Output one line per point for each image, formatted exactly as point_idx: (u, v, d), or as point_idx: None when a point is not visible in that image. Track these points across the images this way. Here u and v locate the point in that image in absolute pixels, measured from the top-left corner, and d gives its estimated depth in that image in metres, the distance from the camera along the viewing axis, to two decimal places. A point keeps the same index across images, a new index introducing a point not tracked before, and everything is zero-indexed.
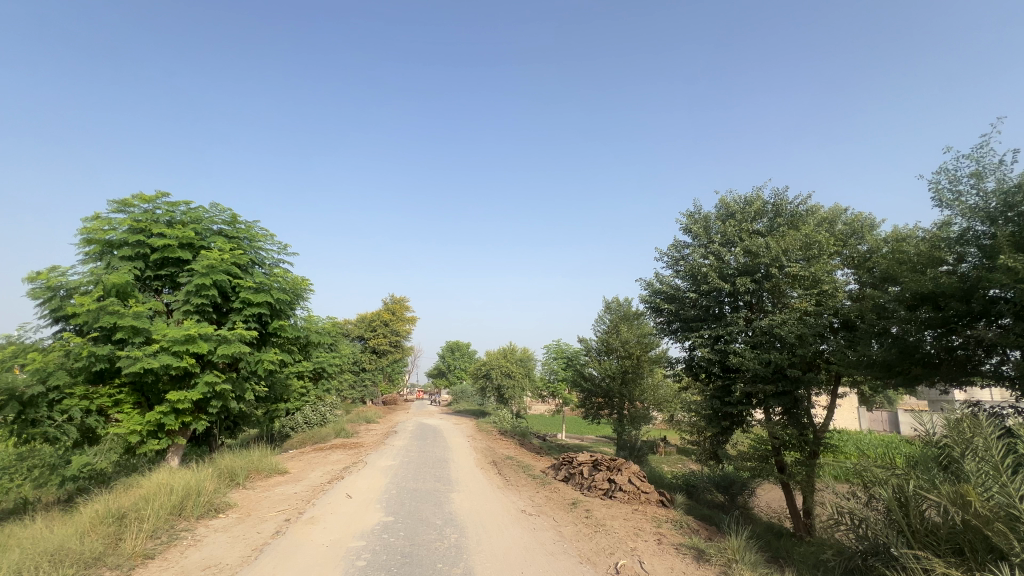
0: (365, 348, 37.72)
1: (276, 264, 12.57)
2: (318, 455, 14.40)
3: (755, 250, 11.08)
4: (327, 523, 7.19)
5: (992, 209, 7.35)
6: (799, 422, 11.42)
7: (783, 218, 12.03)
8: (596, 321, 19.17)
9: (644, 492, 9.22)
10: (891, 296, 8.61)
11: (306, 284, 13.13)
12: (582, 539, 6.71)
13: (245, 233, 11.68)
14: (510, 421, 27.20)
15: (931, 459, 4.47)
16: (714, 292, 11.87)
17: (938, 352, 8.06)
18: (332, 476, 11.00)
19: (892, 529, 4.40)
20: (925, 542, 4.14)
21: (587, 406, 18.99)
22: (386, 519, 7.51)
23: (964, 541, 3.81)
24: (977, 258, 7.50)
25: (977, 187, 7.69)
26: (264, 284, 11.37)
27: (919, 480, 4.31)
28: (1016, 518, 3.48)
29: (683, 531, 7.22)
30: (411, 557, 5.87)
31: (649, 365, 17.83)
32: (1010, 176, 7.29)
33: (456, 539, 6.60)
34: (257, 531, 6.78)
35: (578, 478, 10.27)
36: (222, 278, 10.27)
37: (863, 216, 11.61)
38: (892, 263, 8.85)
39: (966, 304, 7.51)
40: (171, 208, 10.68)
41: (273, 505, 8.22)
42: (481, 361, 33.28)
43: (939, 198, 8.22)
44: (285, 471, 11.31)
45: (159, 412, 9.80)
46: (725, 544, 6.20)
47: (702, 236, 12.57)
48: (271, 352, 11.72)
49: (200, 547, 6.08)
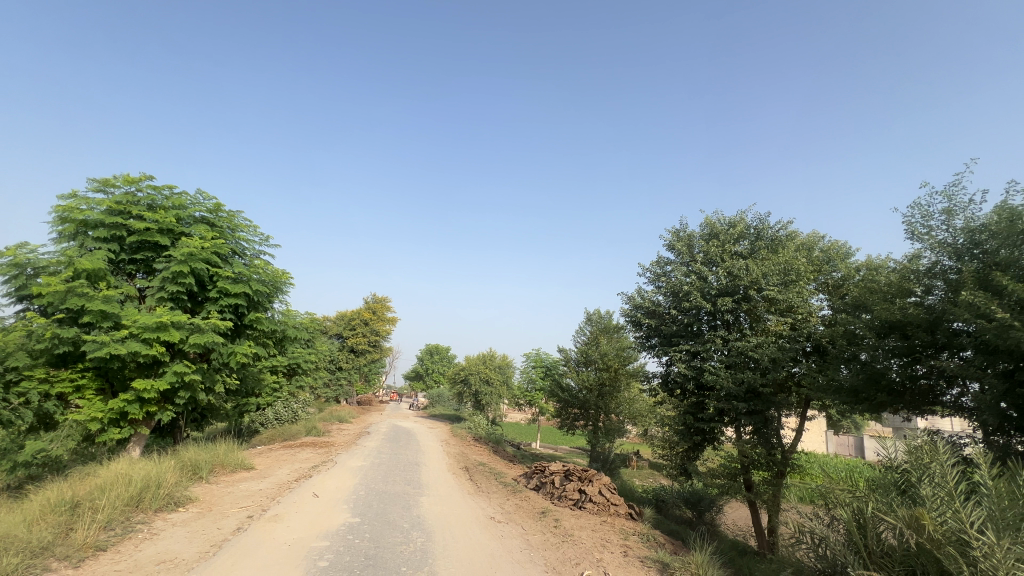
0: (341, 347, 37.14)
1: (257, 255, 12.37)
2: (286, 452, 14.09)
3: (735, 271, 11.31)
4: (290, 521, 7.04)
5: (960, 245, 7.66)
6: (768, 442, 11.62)
7: (763, 242, 12.32)
8: (575, 332, 19.28)
9: (614, 505, 9.25)
10: (862, 323, 8.90)
11: (286, 278, 12.92)
12: (550, 548, 6.69)
13: (228, 222, 11.46)
14: (485, 426, 27.05)
15: (890, 483, 4.63)
16: (693, 310, 12.07)
17: (903, 380, 8.28)
18: (301, 474, 10.80)
19: (849, 550, 4.49)
20: (880, 563, 4.24)
21: (563, 417, 19.04)
22: (351, 520, 7.38)
23: (917, 564, 3.96)
24: (944, 293, 7.74)
25: (947, 224, 8.00)
26: (242, 275, 11.16)
27: (878, 503, 4.44)
28: (967, 543, 3.58)
29: (649, 545, 7.28)
30: (375, 560, 5.77)
31: (625, 379, 17.93)
32: (978, 216, 7.60)
33: (422, 544, 6.52)
34: (217, 527, 6.60)
35: (549, 487, 10.27)
36: (200, 266, 10.03)
37: (838, 245, 11.98)
38: (865, 291, 9.10)
39: (930, 335, 7.80)
40: (154, 192, 10.43)
41: (236, 502, 8.00)
42: (459, 366, 33.18)
43: (912, 232, 8.51)
44: (250, 467, 11.03)
45: (123, 400, 9.48)
46: (690, 559, 6.25)
47: (684, 254, 12.80)
48: (245, 344, 11.47)
49: (155, 541, 5.87)
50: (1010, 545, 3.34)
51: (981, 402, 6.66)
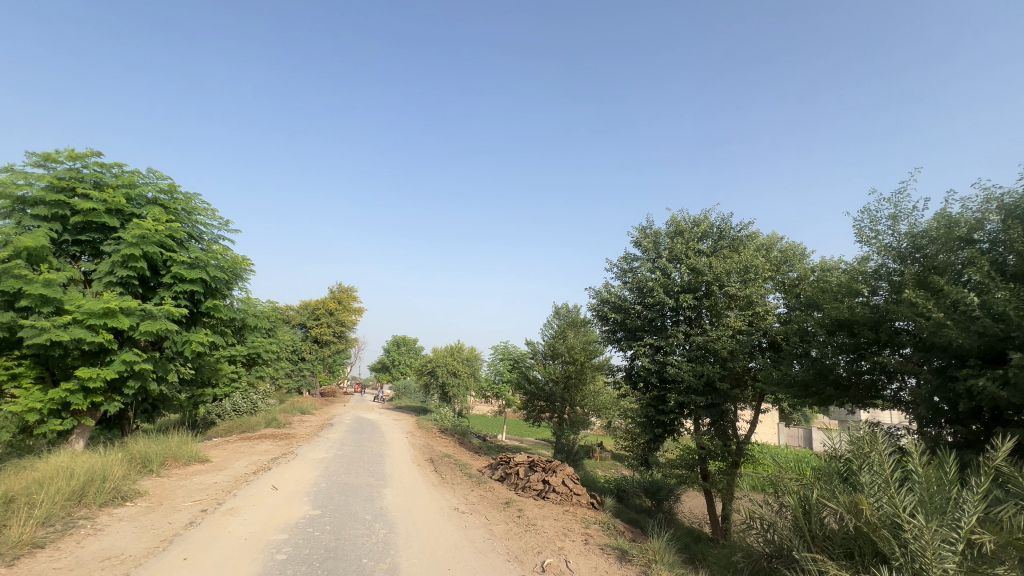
0: (305, 338, 36.21)
1: (215, 240, 11.85)
2: (244, 444, 13.65)
3: (699, 268, 11.66)
4: (247, 515, 6.84)
5: (904, 249, 8.14)
6: (724, 433, 12.12)
7: (725, 241, 12.73)
8: (543, 326, 19.45)
9: (577, 494, 9.43)
10: (814, 320, 9.36)
11: (246, 264, 12.44)
12: (512, 538, 6.78)
13: (184, 204, 10.89)
14: (452, 418, 26.99)
15: (834, 471, 4.91)
16: (658, 305, 12.37)
17: (849, 375, 8.76)
18: (259, 466, 10.50)
19: (795, 534, 4.75)
20: (822, 546, 4.50)
21: (529, 409, 19.24)
22: (312, 513, 7.24)
23: (855, 546, 4.24)
24: (888, 293, 8.22)
25: (892, 229, 8.47)
26: (199, 260, 10.67)
27: (822, 490, 4.69)
28: (899, 526, 3.84)
29: (609, 533, 7.46)
30: (336, 551, 5.69)
31: (591, 372, 18.22)
32: (920, 222, 8.08)
33: (384, 535, 6.47)
34: (168, 522, 6.33)
35: (514, 478, 10.38)
36: (153, 250, 9.52)
37: (794, 246, 12.52)
38: (818, 290, 9.57)
39: (874, 333, 8.29)
40: (102, 169, 9.82)
41: (189, 495, 7.71)
42: (427, 358, 33.02)
43: (861, 235, 8.97)
44: (205, 460, 10.63)
45: (65, 389, 8.94)
46: (647, 546, 6.44)
47: (650, 250, 13.06)
48: (201, 333, 11.00)
49: (99, 537, 5.58)
50: (937, 527, 3.61)
51: (916, 396, 7.14)
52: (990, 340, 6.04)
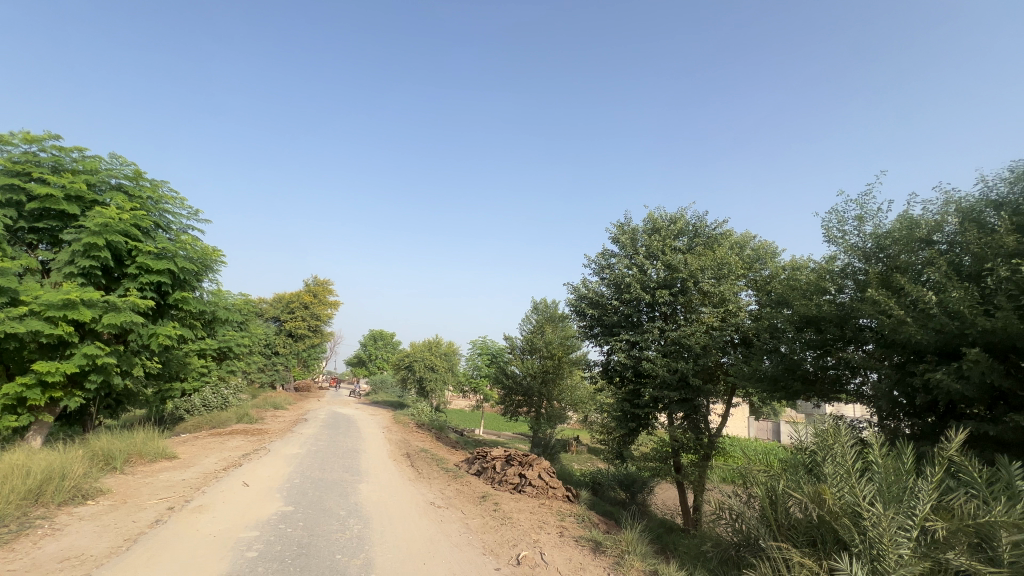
0: (278, 331, 35.42)
1: (184, 230, 11.46)
2: (214, 440, 13.31)
3: (674, 265, 11.87)
4: (216, 512, 6.68)
5: (869, 249, 8.46)
6: (696, 427, 12.41)
7: (701, 239, 12.98)
8: (522, 321, 19.52)
9: (552, 488, 9.53)
10: (783, 317, 9.65)
11: (217, 255, 12.07)
12: (488, 531, 6.81)
13: (150, 192, 10.47)
14: (429, 413, 26.86)
15: (799, 463, 5.09)
16: (634, 301, 12.57)
17: (815, 370, 9.07)
18: (230, 462, 10.25)
19: (762, 524, 4.91)
20: (787, 535, 4.67)
21: (506, 403, 19.31)
22: (284, 509, 7.12)
23: (818, 534, 4.41)
24: (853, 292, 8.53)
25: (858, 229, 8.78)
26: (167, 251, 10.29)
27: (788, 481, 4.85)
28: (858, 515, 4.01)
29: (584, 525, 7.56)
30: (308, 548, 5.61)
31: (568, 367, 18.38)
32: (884, 224, 8.40)
33: (359, 531, 6.41)
34: (132, 520, 6.13)
35: (491, 472, 10.41)
36: (117, 240, 9.14)
37: (766, 245, 12.86)
38: (787, 288, 9.87)
39: (840, 329, 8.59)
40: (61, 153, 9.36)
41: (154, 493, 7.47)
42: (404, 352, 32.76)
43: (829, 235, 9.27)
44: (173, 456, 10.33)
45: (21, 384, 8.54)
46: (621, 537, 6.55)
47: (628, 247, 13.21)
48: (168, 326, 10.64)
49: (58, 537, 5.37)
50: (894, 515, 3.79)
51: (878, 390, 7.44)
52: (946, 336, 6.33)
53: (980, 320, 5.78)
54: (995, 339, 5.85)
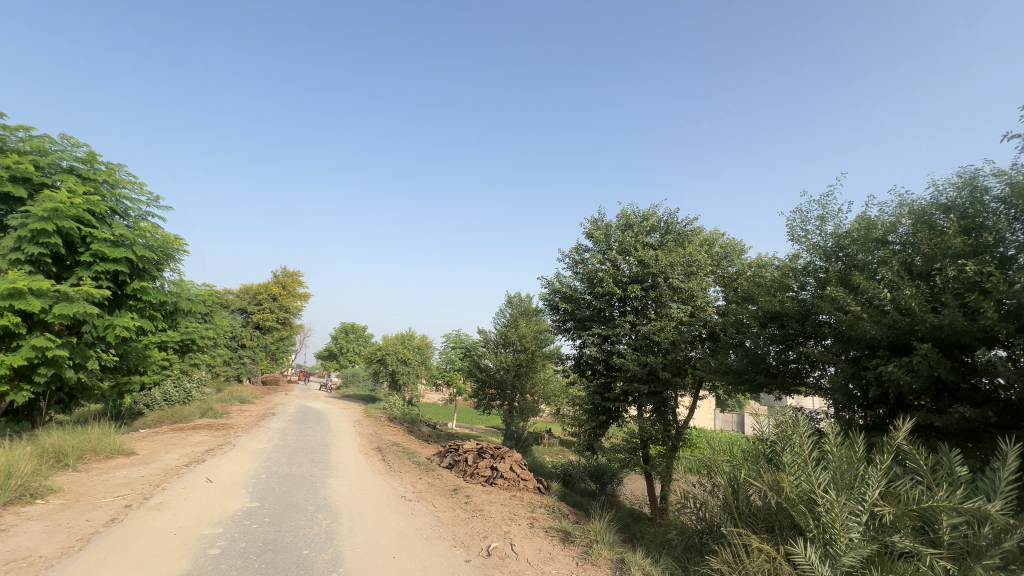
0: (245, 324, 34.36)
1: (143, 217, 10.96)
2: (176, 436, 12.85)
3: (646, 261, 12.08)
4: (177, 509, 6.47)
5: (829, 248, 8.81)
6: (665, 419, 12.72)
7: (672, 235, 13.22)
8: (496, 314, 19.52)
9: (524, 480, 9.62)
10: (749, 313, 9.97)
11: (179, 244, 11.60)
12: (459, 524, 6.83)
13: (106, 176, 9.96)
14: (401, 406, 26.64)
15: (760, 453, 5.29)
16: (607, 296, 12.74)
17: (777, 364, 9.41)
18: (192, 458, 9.94)
19: (724, 511, 5.10)
20: (747, 521, 4.86)
21: (479, 397, 19.32)
22: (249, 505, 6.95)
23: (775, 520, 4.62)
24: (814, 289, 8.89)
25: (820, 229, 9.13)
26: (124, 238, 9.82)
27: (749, 470, 5.04)
28: (813, 501, 4.21)
29: (554, 516, 7.67)
30: (275, 544, 5.50)
31: (541, 360, 18.52)
32: (843, 224, 8.76)
33: (327, 525, 6.32)
34: (86, 519, 5.87)
35: (462, 465, 10.43)
36: (69, 225, 8.66)
37: (734, 243, 13.22)
38: (753, 285, 10.20)
39: (801, 325, 8.93)
40: (5, 132, 8.79)
41: (110, 490, 7.17)
42: (376, 346, 32.33)
43: (793, 234, 9.60)
44: (131, 452, 9.92)
45: None
46: (590, 527, 6.68)
47: (601, 242, 13.36)
48: (126, 317, 10.18)
49: (3, 538, 5.10)
50: (846, 501, 4.00)
51: (834, 383, 7.78)
52: (897, 332, 6.67)
53: (929, 317, 6.11)
54: (942, 335, 6.20)
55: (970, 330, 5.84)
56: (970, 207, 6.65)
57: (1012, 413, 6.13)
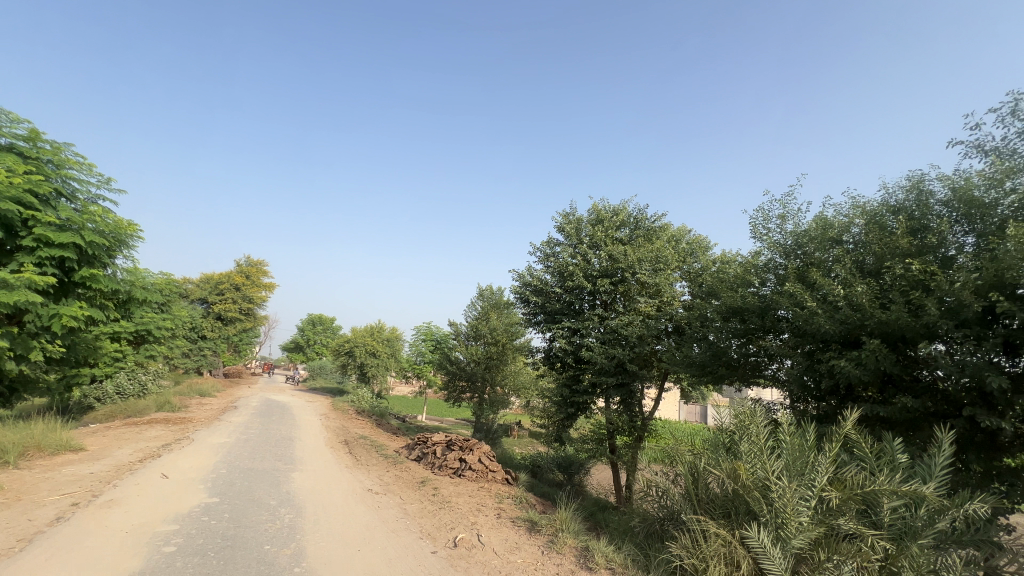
0: (205, 314, 33.05)
1: (93, 200, 10.35)
2: (129, 430, 12.29)
3: (615, 256, 12.26)
4: (130, 507, 6.20)
5: (788, 246, 9.16)
6: (631, 410, 13.01)
7: (641, 231, 13.44)
8: (467, 307, 19.46)
9: (492, 471, 9.68)
10: (713, 307, 10.28)
11: (133, 230, 11.03)
12: (426, 515, 6.82)
13: (51, 155, 9.34)
14: (370, 399, 26.29)
15: (719, 442, 5.49)
16: (577, 290, 12.89)
17: (738, 357, 9.74)
18: (146, 453, 9.53)
19: (684, 498, 5.27)
20: (705, 507, 5.04)
21: (449, 389, 19.26)
22: (208, 501, 6.74)
23: (732, 506, 4.81)
24: (774, 285, 9.23)
25: (780, 227, 9.48)
26: (71, 222, 9.26)
27: (708, 459, 5.21)
28: (766, 488, 4.41)
29: (521, 506, 7.75)
30: (234, 540, 5.35)
31: (512, 353, 18.60)
32: (802, 223, 9.12)
33: (290, 520, 6.19)
34: (27, 519, 5.56)
35: (431, 458, 10.39)
36: (8, 207, 8.09)
37: (699, 239, 13.57)
38: (717, 280, 10.51)
39: (761, 319, 9.27)
40: None
41: (56, 488, 6.81)
42: (344, 338, 31.72)
43: (755, 232, 9.92)
44: (79, 448, 9.44)
45: None
46: (555, 516, 6.79)
47: (572, 236, 13.47)
48: (74, 306, 9.63)
49: None
50: (796, 486, 4.20)
51: (790, 375, 8.13)
52: (848, 326, 7.02)
53: (877, 313, 6.44)
54: (888, 330, 6.55)
55: (914, 326, 6.19)
56: (916, 210, 7.05)
57: (948, 403, 6.58)
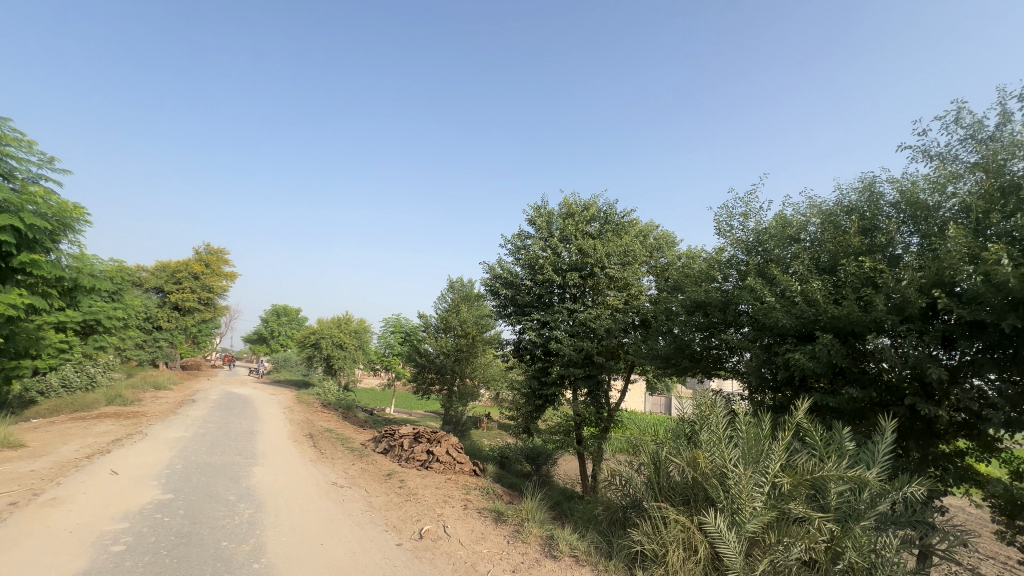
0: (161, 304, 31.54)
1: (33, 181, 9.67)
2: (76, 426, 11.65)
3: (585, 249, 12.39)
4: (75, 505, 5.90)
5: (750, 242, 9.47)
6: (598, 402, 13.24)
7: (611, 225, 13.62)
8: (436, 299, 19.29)
9: (459, 463, 9.68)
10: (678, 301, 10.54)
11: (79, 213, 10.37)
12: (392, 508, 6.76)
13: None
14: (337, 392, 25.79)
15: (680, 432, 5.66)
16: (547, 283, 12.97)
17: (701, 350, 10.04)
18: (94, 449, 9.05)
19: (646, 486, 5.41)
20: (666, 495, 5.20)
21: (418, 382, 19.09)
22: (161, 497, 6.47)
23: (691, 493, 4.97)
24: (735, 280, 9.54)
25: (743, 224, 9.79)
26: (8, 203, 8.62)
27: (670, 448, 5.37)
28: (724, 475, 4.58)
29: (488, 497, 7.79)
30: (188, 537, 5.16)
31: (482, 345, 18.58)
32: (763, 221, 9.45)
33: (249, 515, 6.03)
34: None
35: (398, 450, 10.29)
36: None
37: (667, 235, 13.85)
38: (682, 275, 10.79)
39: (723, 313, 9.57)
40: None
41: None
42: (310, 329, 30.90)
43: (719, 229, 10.22)
44: (19, 444, 8.88)
45: None
46: (522, 506, 6.86)
47: (543, 230, 13.51)
48: (12, 293, 9.01)
49: None
50: (751, 473, 4.39)
51: (749, 367, 8.44)
52: (803, 321, 7.33)
53: (831, 308, 6.76)
54: (840, 325, 6.88)
55: (863, 320, 6.53)
56: (868, 210, 7.41)
57: (891, 393, 6.99)
